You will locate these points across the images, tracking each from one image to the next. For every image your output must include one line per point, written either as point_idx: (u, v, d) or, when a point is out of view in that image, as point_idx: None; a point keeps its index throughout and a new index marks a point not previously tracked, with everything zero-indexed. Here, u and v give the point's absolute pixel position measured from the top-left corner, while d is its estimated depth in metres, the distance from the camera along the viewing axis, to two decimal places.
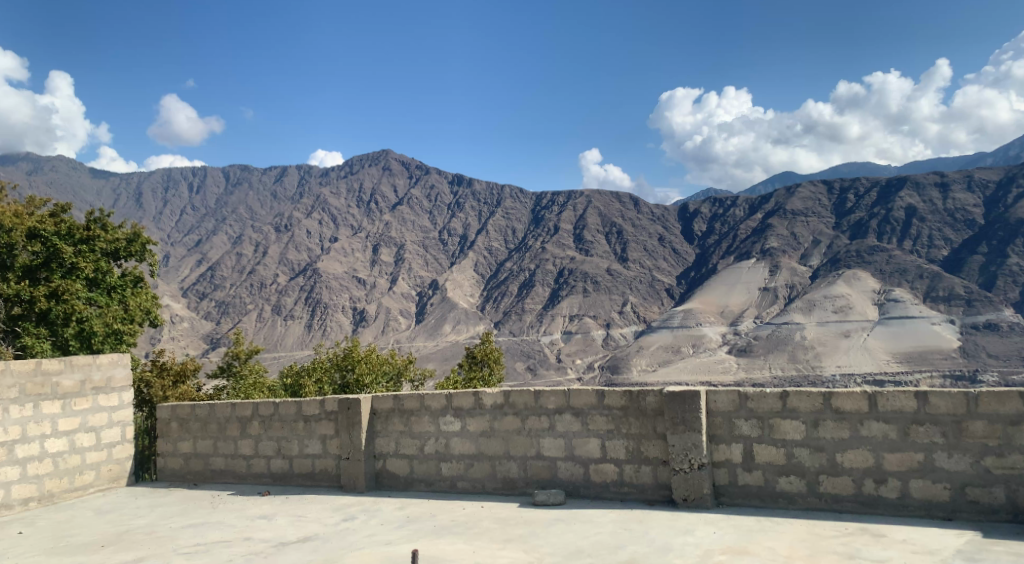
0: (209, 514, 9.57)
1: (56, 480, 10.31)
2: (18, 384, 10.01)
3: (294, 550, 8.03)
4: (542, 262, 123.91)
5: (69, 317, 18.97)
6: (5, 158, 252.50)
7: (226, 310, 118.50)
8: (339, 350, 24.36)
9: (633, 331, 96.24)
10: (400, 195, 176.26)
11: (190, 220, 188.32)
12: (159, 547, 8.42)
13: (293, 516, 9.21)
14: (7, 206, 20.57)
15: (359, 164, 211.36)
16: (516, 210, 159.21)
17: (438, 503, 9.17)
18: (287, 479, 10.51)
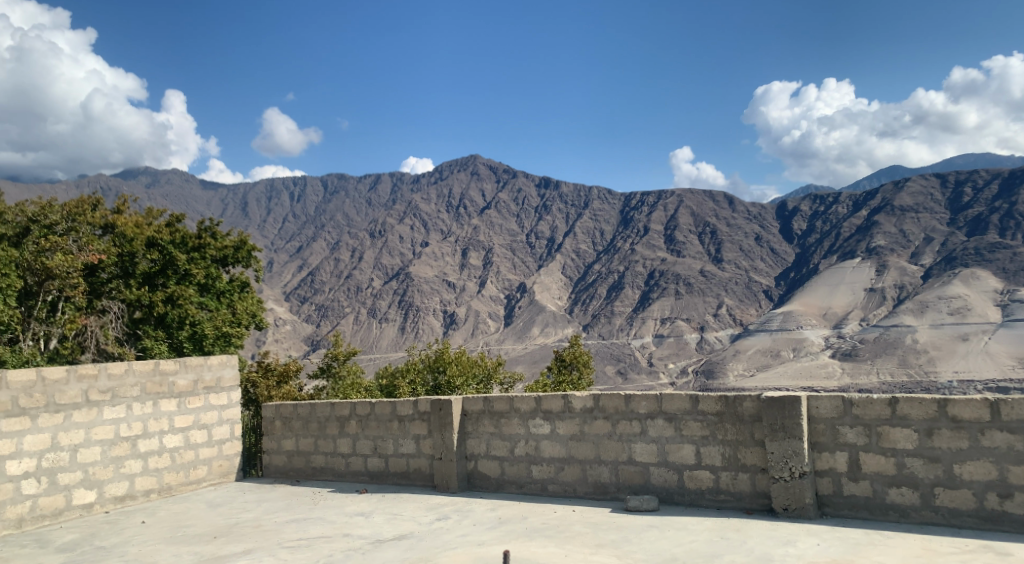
0: (311, 510, 9.77)
1: (174, 473, 10.76)
2: (139, 383, 10.43)
3: (391, 548, 8.10)
4: (632, 264, 122.93)
5: (183, 321, 19.98)
6: (125, 174, 268.59)
7: (325, 314, 122.25)
8: (431, 351, 24.67)
9: (728, 334, 94.18)
10: (489, 199, 178.06)
11: (290, 227, 195.05)
12: (265, 539, 8.65)
13: (389, 514, 9.31)
14: (126, 218, 21.64)
15: (449, 169, 214.10)
16: (605, 212, 158.63)
17: (529, 505, 9.09)
18: (383, 478, 10.65)
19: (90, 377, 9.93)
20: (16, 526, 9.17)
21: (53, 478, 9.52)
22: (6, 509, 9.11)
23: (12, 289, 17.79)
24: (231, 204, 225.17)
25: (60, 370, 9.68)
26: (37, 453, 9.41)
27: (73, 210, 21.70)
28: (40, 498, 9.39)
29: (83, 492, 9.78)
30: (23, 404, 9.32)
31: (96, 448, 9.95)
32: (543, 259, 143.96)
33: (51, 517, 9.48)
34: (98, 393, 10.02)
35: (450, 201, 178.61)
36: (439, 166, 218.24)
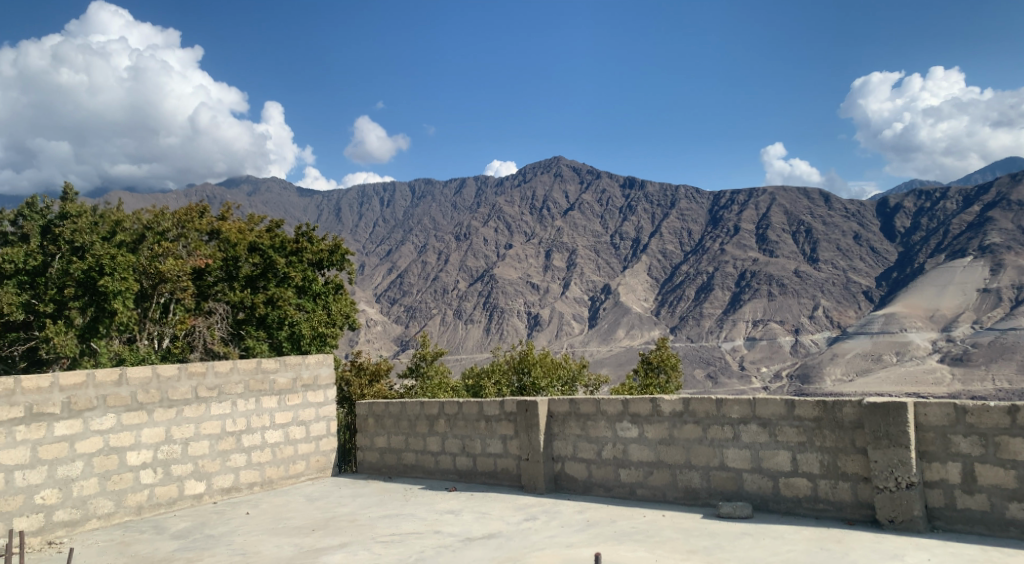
0: (403, 506, 9.89)
1: (274, 468, 11.07)
2: (243, 381, 10.77)
3: (480, 546, 8.10)
4: (721, 265, 120.75)
5: (283, 322, 20.59)
6: (227, 182, 280.29)
7: (413, 315, 124.33)
8: (514, 353, 24.70)
9: (825, 337, 91.17)
10: (572, 200, 177.92)
11: (380, 231, 199.58)
12: (361, 534, 8.80)
13: (478, 512, 9.34)
14: (230, 224, 23.05)
15: (534, 171, 214.58)
16: (693, 211, 156.31)
17: (617, 509, 8.96)
18: (471, 476, 10.71)
19: (199, 375, 10.30)
20: (135, 513, 9.58)
21: (167, 469, 9.93)
22: (126, 496, 9.52)
23: (126, 295, 19.31)
24: (324, 211, 231.92)
25: (173, 367, 10.06)
26: (154, 446, 9.82)
27: (183, 217, 22.84)
28: (157, 487, 9.81)
29: (194, 484, 10.16)
30: (141, 399, 9.73)
31: (204, 442, 10.32)
32: (628, 260, 142.67)
33: (166, 505, 9.89)
34: (206, 390, 10.38)
35: (535, 203, 179.10)
36: (524, 169, 219.04)
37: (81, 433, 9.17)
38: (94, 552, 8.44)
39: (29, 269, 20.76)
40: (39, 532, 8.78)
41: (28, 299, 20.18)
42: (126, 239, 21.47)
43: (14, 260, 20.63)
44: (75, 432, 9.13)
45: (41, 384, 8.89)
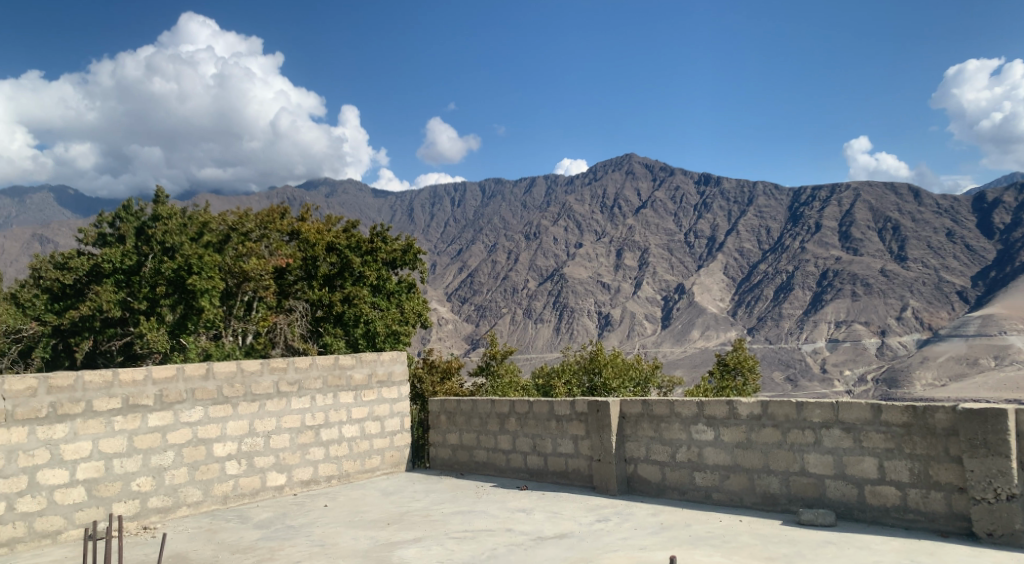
0: (475, 503, 9.95)
1: (351, 461, 11.26)
2: (321, 375, 10.98)
3: (552, 545, 8.08)
4: (802, 263, 117.92)
5: (358, 319, 20.89)
6: (306, 185, 287.72)
7: (484, 314, 125.27)
8: (585, 353, 24.52)
9: (913, 340, 88.07)
10: (645, 198, 176.41)
11: (450, 231, 201.48)
12: (433, 529, 8.88)
13: (550, 511, 9.32)
14: (311, 224, 23.58)
15: (605, 169, 213.25)
16: (770, 208, 153.12)
17: (692, 512, 8.82)
18: (542, 475, 10.70)
19: (280, 370, 10.56)
20: (221, 503, 9.86)
21: (250, 460, 10.19)
22: (212, 486, 9.81)
23: (212, 292, 19.99)
24: (397, 212, 235.63)
25: (256, 362, 10.34)
26: (238, 437, 10.09)
27: (266, 219, 23.46)
28: (241, 478, 10.07)
29: (276, 475, 10.42)
30: (226, 393, 10.00)
31: (285, 435, 10.56)
32: (702, 259, 140.37)
33: (249, 496, 10.14)
34: (287, 386, 10.62)
35: (606, 201, 177.96)
36: (595, 167, 217.95)
37: (172, 424, 9.49)
38: (184, 538, 8.74)
39: (126, 268, 21.53)
40: (135, 517, 9.15)
41: (123, 297, 20.98)
42: (213, 239, 22.16)
43: (113, 260, 21.48)
44: (166, 423, 9.45)
45: (137, 376, 9.24)
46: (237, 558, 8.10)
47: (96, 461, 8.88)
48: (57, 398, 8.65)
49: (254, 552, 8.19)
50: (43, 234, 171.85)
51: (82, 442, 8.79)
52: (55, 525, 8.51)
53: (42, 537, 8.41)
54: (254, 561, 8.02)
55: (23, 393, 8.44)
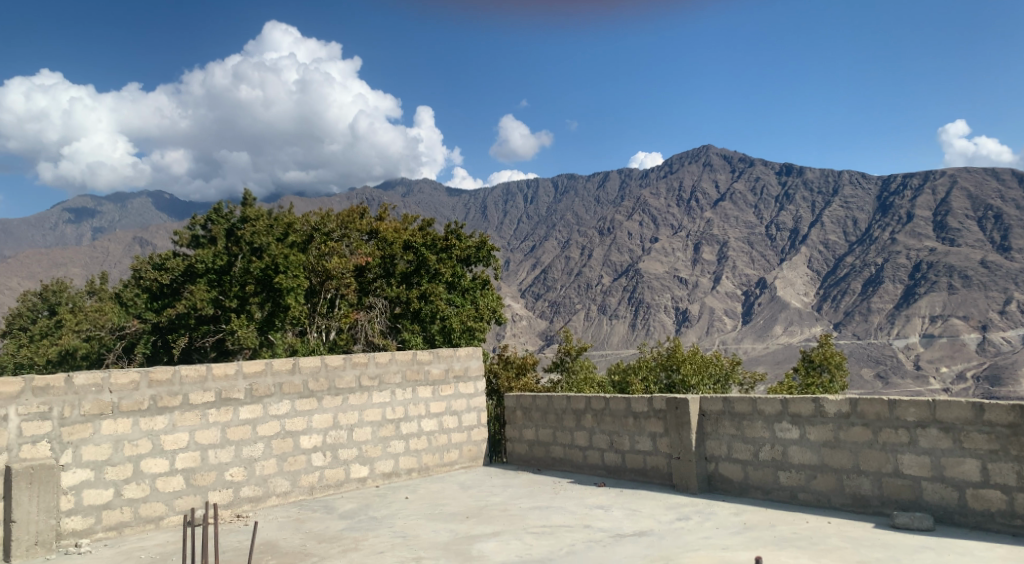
0: (552, 499, 9.89)
1: (431, 455, 11.36)
2: (400, 370, 11.06)
3: (632, 543, 7.96)
4: (892, 255, 113.83)
5: (434, 315, 21.12)
6: (383, 185, 293.09)
7: (558, 310, 125.37)
8: (662, 349, 24.07)
9: (1017, 335, 83.91)
10: (723, 190, 173.46)
11: (523, 228, 202.36)
12: (511, 523, 8.86)
13: (628, 509, 9.18)
14: (388, 224, 24.01)
15: (681, 161, 210.21)
16: (857, 199, 148.46)
17: (778, 512, 8.57)
18: (620, 473, 10.57)
19: (362, 365, 10.68)
20: (308, 493, 10.06)
21: (335, 453, 10.35)
22: (300, 476, 10.02)
23: (297, 291, 20.52)
24: (470, 210, 237.77)
25: (338, 357, 10.47)
26: (323, 429, 10.28)
27: (346, 218, 23.97)
28: (326, 470, 10.25)
29: (358, 468, 10.56)
30: (312, 386, 10.19)
31: (367, 428, 10.68)
32: (785, 252, 136.82)
33: (334, 487, 10.32)
34: (368, 380, 10.76)
35: (682, 194, 175.44)
36: (670, 160, 215.11)
37: (261, 417, 9.72)
38: (274, 527, 8.94)
39: (217, 268, 22.26)
40: (229, 505, 9.40)
41: (216, 296, 21.68)
42: (297, 239, 22.70)
43: (206, 261, 22.28)
44: (256, 416, 9.69)
45: (228, 370, 9.46)
46: (324, 547, 8.23)
47: (193, 451, 9.16)
48: (157, 391, 8.96)
49: (340, 541, 8.31)
50: (142, 236, 180.99)
51: (180, 434, 9.08)
52: (157, 511, 8.83)
53: (147, 523, 8.73)
54: (339, 550, 8.13)
55: (127, 386, 8.76)
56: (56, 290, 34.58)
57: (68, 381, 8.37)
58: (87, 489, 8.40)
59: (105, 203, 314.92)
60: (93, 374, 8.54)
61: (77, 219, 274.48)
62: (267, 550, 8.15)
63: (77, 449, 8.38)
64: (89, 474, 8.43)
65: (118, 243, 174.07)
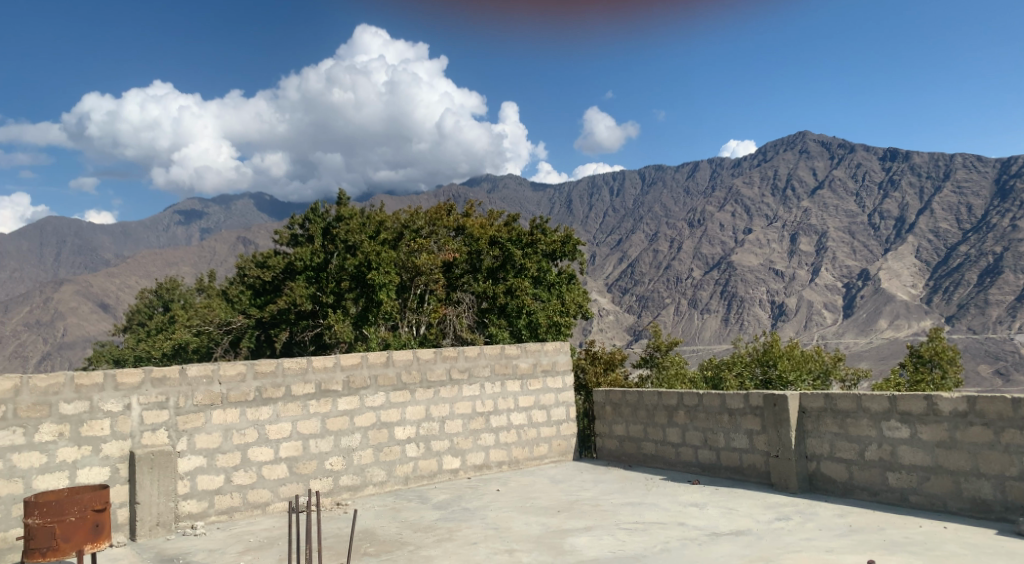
0: (645, 495, 9.65)
1: (520, 448, 11.25)
2: (489, 364, 11.02)
3: (729, 542, 7.66)
4: (1011, 242, 107.37)
5: (521, 310, 21.11)
6: (472, 182, 296.21)
7: (646, 304, 124.39)
8: (757, 344, 23.23)
9: None
10: (821, 178, 167.81)
11: (610, 222, 200.81)
12: (604, 518, 8.68)
13: (724, 507, 8.88)
14: (475, 220, 24.17)
15: (776, 149, 203.91)
16: (972, 183, 140.49)
17: (885, 515, 8.12)
18: (716, 470, 10.24)
19: (452, 358, 10.68)
20: (403, 483, 10.13)
21: (428, 444, 10.38)
22: (395, 467, 10.09)
23: (389, 286, 20.83)
24: (556, 204, 238.00)
25: (429, 351, 10.49)
26: (416, 422, 10.30)
27: (434, 215, 24.21)
28: (420, 460, 10.29)
29: (450, 459, 10.56)
30: (405, 379, 10.23)
31: (458, 420, 10.67)
32: (890, 242, 131.00)
33: (427, 478, 10.34)
34: (458, 372, 10.74)
35: (777, 183, 170.40)
36: (765, 147, 209.08)
37: (359, 408, 9.82)
38: (372, 515, 9.03)
39: (315, 264, 22.71)
40: (329, 492, 9.54)
41: (313, 292, 22.13)
42: (388, 236, 23.01)
43: (303, 259, 22.80)
44: (353, 407, 9.78)
45: (327, 362, 9.60)
46: (420, 536, 8.24)
47: (296, 440, 9.32)
48: (262, 382, 9.14)
49: (435, 530, 8.30)
50: (245, 235, 188.13)
51: (284, 423, 9.24)
52: (263, 498, 9.02)
53: (254, 508, 8.94)
54: (435, 539, 8.13)
55: (234, 377, 8.95)
56: (170, 287, 36.19)
57: (182, 372, 8.64)
58: (200, 475, 8.65)
59: (211, 203, 328.95)
60: (205, 366, 8.78)
61: (187, 220, 287.98)
62: (366, 538, 8.21)
63: (191, 436, 8.64)
64: (203, 460, 8.68)
65: (223, 243, 181.28)
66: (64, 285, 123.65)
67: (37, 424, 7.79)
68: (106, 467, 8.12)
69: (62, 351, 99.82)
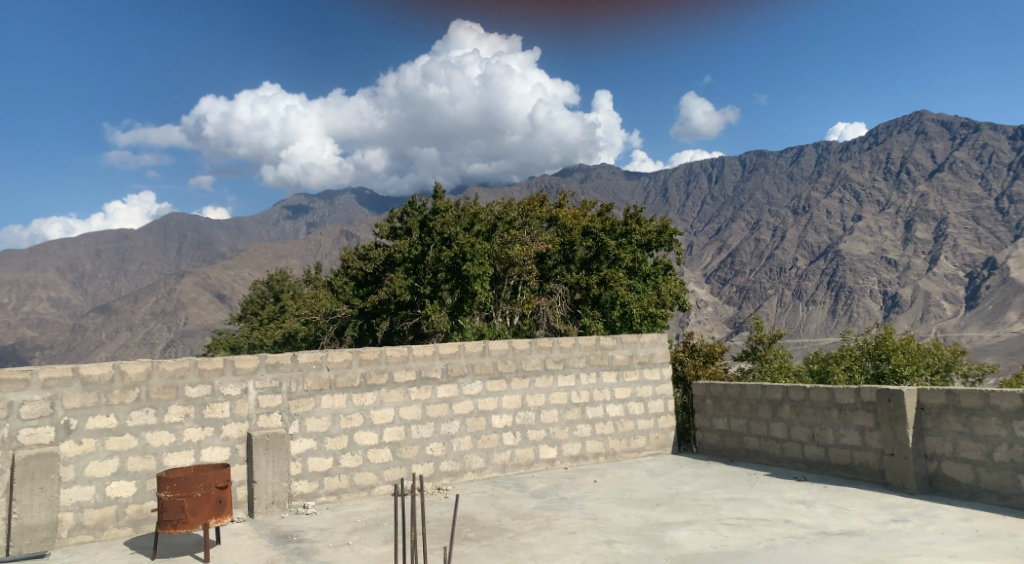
0: (748, 491, 9.31)
1: (618, 440, 11.03)
2: (584, 355, 10.83)
3: (839, 542, 7.31)
4: None
5: (615, 301, 20.82)
6: (568, 172, 295.37)
7: (747, 295, 122.48)
8: (866, 335, 22.08)
9: None
10: (940, 161, 158.69)
11: (709, 211, 196.82)
12: (705, 514, 8.41)
13: (834, 506, 8.47)
14: (567, 210, 24.07)
15: (889, 131, 193.92)
16: None
17: (1016, 521, 7.58)
18: (824, 468, 9.82)
19: (547, 349, 10.55)
20: (501, 470, 10.12)
21: (525, 433, 10.32)
22: (492, 454, 10.07)
23: (483, 277, 20.81)
24: (651, 192, 235.39)
25: (526, 341, 10.39)
26: (513, 411, 10.25)
27: (526, 207, 24.12)
28: (517, 449, 10.25)
29: (547, 448, 10.47)
30: (501, 368, 10.20)
31: (554, 410, 10.56)
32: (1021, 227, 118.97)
33: (525, 466, 10.30)
34: (554, 363, 10.61)
35: (890, 167, 162.46)
36: (876, 128, 199.05)
37: (457, 396, 9.83)
38: (471, 501, 9.05)
39: (412, 257, 22.97)
40: (430, 477, 9.61)
41: (412, 283, 22.40)
42: (483, 228, 23.11)
43: (402, 251, 23.07)
44: (452, 395, 9.81)
45: (427, 352, 9.67)
46: (519, 524, 8.20)
47: (398, 425, 9.41)
48: (366, 369, 9.27)
49: (533, 519, 8.24)
50: (348, 229, 193.94)
51: (387, 410, 9.35)
52: (370, 480, 9.17)
53: (361, 490, 9.10)
54: (533, 527, 8.06)
55: (341, 363, 9.11)
56: (280, 279, 37.17)
57: (293, 358, 8.84)
58: (311, 457, 8.85)
59: (317, 199, 340.25)
60: (314, 353, 8.96)
61: (294, 215, 299.71)
62: (467, 523, 8.22)
63: (302, 420, 8.83)
64: (313, 443, 8.87)
65: (328, 237, 187.18)
66: (185, 275, 130.78)
67: (167, 406, 8.12)
68: (226, 447, 8.39)
69: (185, 338, 105.74)
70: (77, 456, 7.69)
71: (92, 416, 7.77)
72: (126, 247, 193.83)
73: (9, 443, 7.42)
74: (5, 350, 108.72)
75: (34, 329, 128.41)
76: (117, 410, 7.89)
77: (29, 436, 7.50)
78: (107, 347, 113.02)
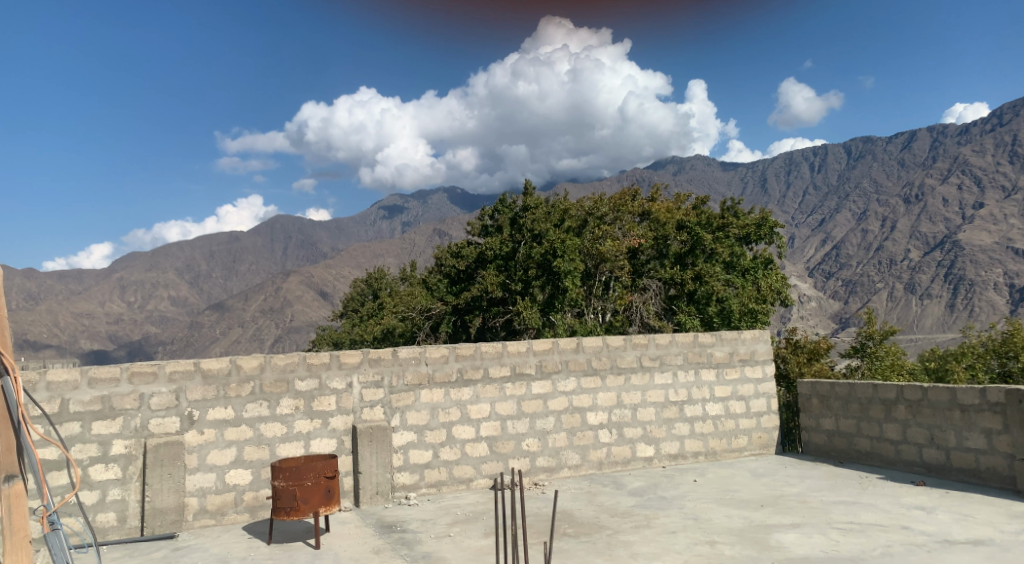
0: (860, 495, 8.81)
1: (717, 440, 10.62)
2: (682, 352, 10.49)
3: (966, 551, 6.80)
4: None
5: (711, 297, 20.15)
6: (663, 163, 291.05)
7: (854, 289, 118.86)
8: (987, 331, 20.71)
9: None
10: None
11: (812, 202, 190.54)
12: (814, 516, 7.98)
13: (958, 513, 7.90)
14: (661, 204, 23.62)
15: (1013, 109, 181.96)
16: None
17: None
18: (945, 472, 9.20)
19: (643, 345, 10.27)
20: (598, 468, 9.91)
21: (621, 431, 10.08)
22: (589, 451, 9.87)
23: (575, 273, 20.56)
24: (749, 184, 229.95)
25: (620, 337, 10.13)
26: (609, 408, 10.03)
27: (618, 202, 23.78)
28: (613, 446, 10.02)
29: (644, 447, 10.20)
30: (596, 365, 9.97)
31: (651, 408, 10.26)
32: None
33: (621, 465, 10.06)
34: (649, 360, 10.30)
35: (1015, 150, 152.43)
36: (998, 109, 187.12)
37: (551, 393, 9.67)
38: (569, 497, 8.87)
39: (504, 254, 22.96)
40: (528, 472, 9.50)
41: (503, 280, 22.36)
42: (573, 224, 22.83)
43: (494, 248, 23.12)
44: (547, 391, 9.65)
45: (521, 347, 9.53)
46: (618, 521, 7.99)
47: (494, 421, 9.32)
48: (463, 364, 9.22)
49: (632, 517, 8.01)
50: (442, 226, 197.02)
51: (483, 404, 9.27)
52: (467, 474, 9.12)
53: (460, 483, 9.06)
54: (633, 525, 7.83)
55: (439, 358, 9.10)
56: (378, 277, 38.09)
57: (394, 353, 8.88)
58: (412, 449, 8.88)
59: (411, 198, 346.21)
60: (413, 347, 8.97)
61: (391, 215, 307.15)
62: (566, 519, 8.07)
63: (403, 413, 8.85)
64: (413, 436, 8.88)
65: (423, 235, 190.91)
66: (291, 274, 135.57)
67: (278, 398, 8.27)
68: (332, 438, 8.49)
69: (291, 334, 109.42)
70: (198, 445, 7.92)
71: (212, 407, 7.99)
72: (238, 248, 202.50)
73: (140, 432, 7.73)
74: (131, 346, 115.56)
75: (156, 326, 136.00)
76: (233, 402, 8.08)
77: (157, 425, 7.78)
78: (221, 341, 118.37)
